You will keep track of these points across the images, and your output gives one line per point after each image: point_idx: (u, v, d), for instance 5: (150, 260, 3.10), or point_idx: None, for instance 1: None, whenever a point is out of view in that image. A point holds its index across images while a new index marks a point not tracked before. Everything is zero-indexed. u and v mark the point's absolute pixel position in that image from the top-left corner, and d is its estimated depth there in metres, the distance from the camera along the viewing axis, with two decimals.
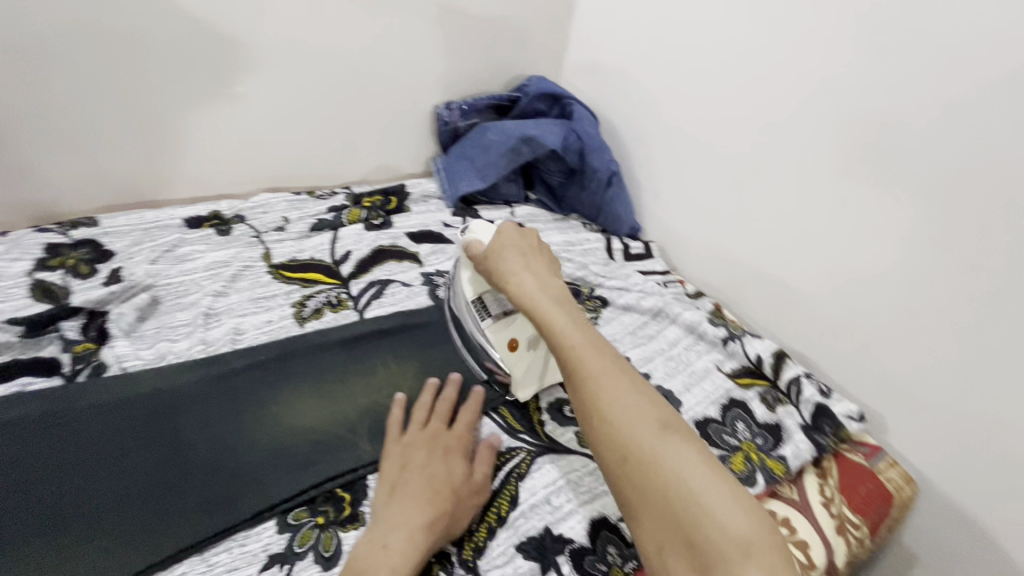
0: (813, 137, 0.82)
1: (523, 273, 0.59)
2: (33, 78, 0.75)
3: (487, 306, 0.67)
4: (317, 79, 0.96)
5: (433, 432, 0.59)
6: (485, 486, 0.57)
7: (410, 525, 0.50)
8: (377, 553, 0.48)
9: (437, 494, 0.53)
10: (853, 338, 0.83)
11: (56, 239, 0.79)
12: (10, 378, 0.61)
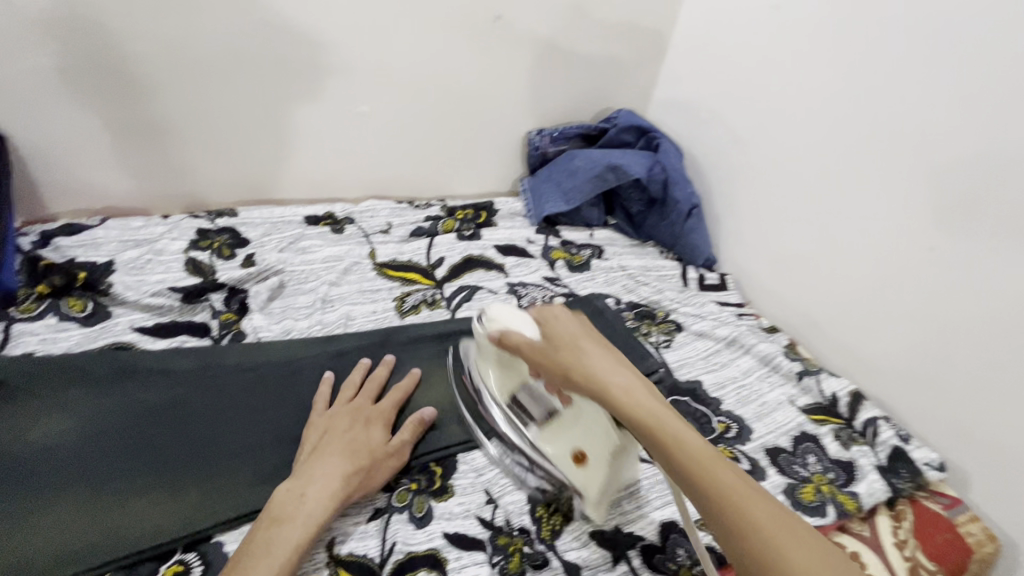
0: (905, 183, 0.83)
1: (586, 353, 0.52)
2: (205, 90, 0.91)
3: (527, 408, 0.60)
4: (428, 102, 1.08)
5: (357, 402, 0.61)
6: (404, 450, 0.59)
7: (326, 476, 0.52)
8: (294, 501, 0.50)
9: (356, 451, 0.55)
10: (937, 387, 0.83)
11: (205, 225, 0.93)
12: (172, 335, 0.74)
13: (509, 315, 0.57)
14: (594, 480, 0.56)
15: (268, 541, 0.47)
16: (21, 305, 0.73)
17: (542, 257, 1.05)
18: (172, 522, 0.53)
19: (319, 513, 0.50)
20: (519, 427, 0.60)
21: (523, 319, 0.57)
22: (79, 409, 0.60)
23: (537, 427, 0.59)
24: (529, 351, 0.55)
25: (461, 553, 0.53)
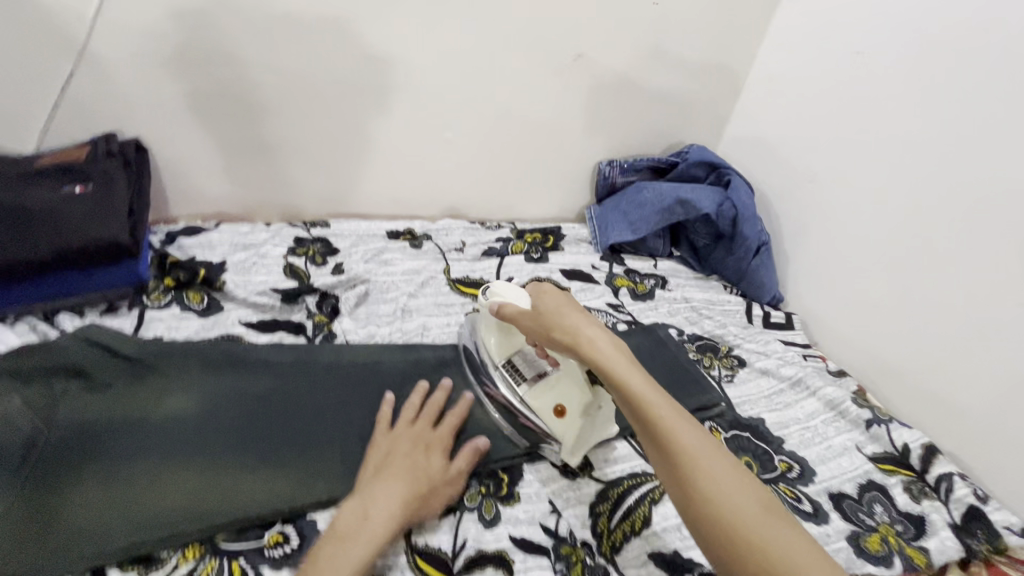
0: (999, 234, 0.83)
1: (566, 314, 0.61)
2: (315, 113, 1.02)
3: (521, 370, 0.68)
4: (508, 130, 1.15)
5: (417, 427, 0.63)
6: (460, 480, 0.60)
7: (388, 501, 0.54)
8: (358, 521, 0.52)
9: (416, 478, 0.57)
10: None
11: (302, 234, 1.03)
12: (273, 331, 0.83)
13: (511, 290, 0.68)
14: (570, 428, 0.64)
15: (333, 558, 0.49)
16: (151, 293, 0.84)
17: (606, 283, 1.08)
18: (276, 495, 0.59)
19: (379, 537, 0.52)
20: (510, 384, 0.68)
21: (520, 293, 0.68)
22: (196, 387, 0.67)
23: (526, 384, 0.67)
24: (521, 320, 0.64)
25: (526, 557, 0.57)
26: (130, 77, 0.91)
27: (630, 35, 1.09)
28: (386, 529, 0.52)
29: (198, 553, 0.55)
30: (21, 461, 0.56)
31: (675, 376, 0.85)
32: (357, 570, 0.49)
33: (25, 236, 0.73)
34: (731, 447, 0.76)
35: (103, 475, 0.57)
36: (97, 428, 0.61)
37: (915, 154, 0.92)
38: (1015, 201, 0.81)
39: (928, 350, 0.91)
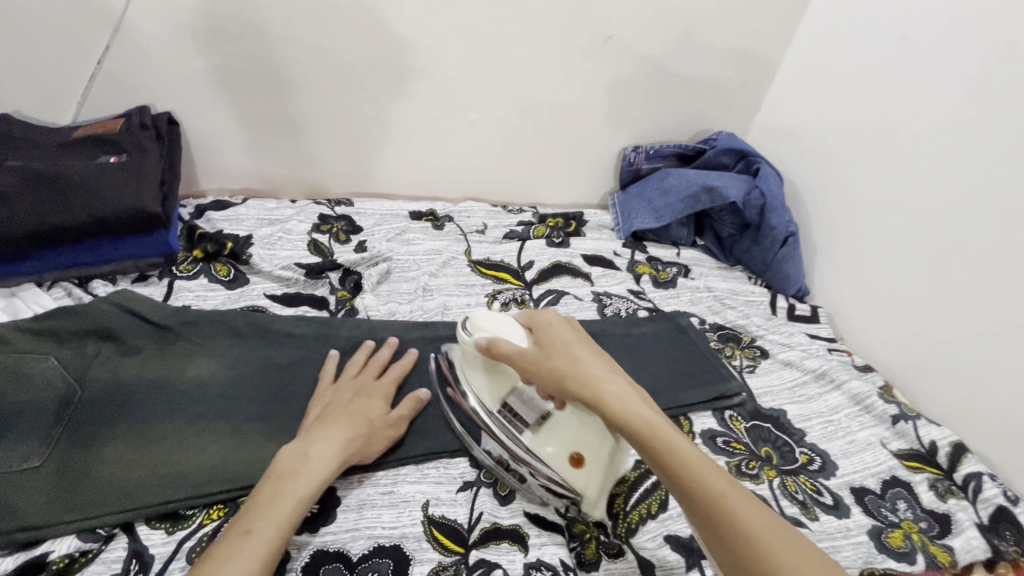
0: None
1: (580, 355, 0.55)
2: (340, 91, 1.02)
3: (520, 414, 0.59)
4: (532, 113, 1.14)
5: (359, 378, 0.65)
6: (401, 425, 0.62)
7: (330, 440, 0.56)
8: (298, 458, 0.53)
9: (359, 422, 0.59)
10: None
11: (326, 211, 1.04)
12: (297, 305, 0.84)
13: (498, 324, 0.59)
14: (593, 481, 0.56)
15: (273, 493, 0.50)
16: (180, 265, 0.85)
17: (628, 270, 1.07)
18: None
19: (321, 473, 0.53)
20: (512, 433, 0.58)
21: (509, 327, 0.59)
22: (222, 356, 0.69)
23: (531, 431, 0.58)
24: (523, 362, 0.56)
25: (541, 532, 0.56)
26: (160, 51, 0.92)
27: (659, 17, 1.06)
28: (327, 465, 0.54)
29: (222, 514, 0.56)
30: (57, 417, 0.58)
31: (695, 364, 0.84)
32: (297, 502, 0.50)
33: (62, 202, 0.75)
34: (751, 437, 0.75)
35: (132, 434, 0.58)
36: (128, 390, 0.62)
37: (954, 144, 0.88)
38: None
39: (961, 349, 0.88)
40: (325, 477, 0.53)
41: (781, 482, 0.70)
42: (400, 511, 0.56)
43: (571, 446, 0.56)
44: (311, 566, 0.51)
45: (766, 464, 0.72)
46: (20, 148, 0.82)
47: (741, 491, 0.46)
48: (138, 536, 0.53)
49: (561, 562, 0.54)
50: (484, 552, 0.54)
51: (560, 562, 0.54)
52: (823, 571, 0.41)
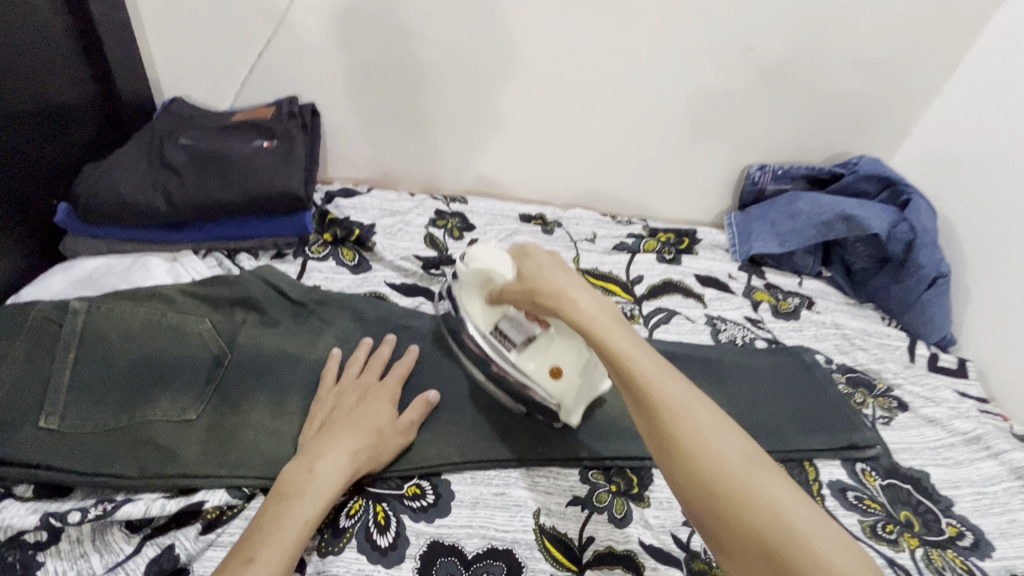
0: None
1: (554, 277, 0.55)
2: (470, 92, 1.05)
3: (508, 336, 0.64)
4: (656, 125, 1.10)
5: (362, 380, 0.63)
6: (411, 430, 0.60)
7: (336, 454, 0.54)
8: (302, 475, 0.52)
9: (365, 431, 0.56)
10: None
11: (442, 207, 1.06)
12: (415, 296, 0.86)
13: (490, 254, 0.62)
14: (569, 391, 0.60)
15: (278, 515, 0.49)
16: (312, 246, 0.90)
17: (744, 295, 1.01)
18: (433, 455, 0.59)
19: (328, 488, 0.51)
20: (500, 352, 0.63)
21: (499, 255, 0.62)
22: (348, 339, 0.72)
23: (516, 350, 0.63)
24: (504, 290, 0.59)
25: (658, 565, 0.54)
26: (312, 47, 0.99)
27: (808, 29, 0.99)
28: (335, 480, 0.52)
29: (348, 490, 0.56)
30: (209, 377, 0.63)
31: (824, 406, 0.77)
32: (304, 525, 0.49)
33: (225, 182, 0.83)
34: (889, 496, 0.68)
35: (271, 401, 0.63)
36: (266, 359, 0.66)
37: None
38: None
39: None
40: (333, 491, 0.51)
41: (925, 553, 0.62)
42: (512, 515, 0.56)
43: (550, 361, 0.62)
44: (427, 556, 0.52)
45: (906, 531, 0.64)
46: (187, 128, 0.90)
47: (705, 411, 0.45)
48: None
49: None
50: (599, 574, 0.52)
51: None
52: (751, 465, 0.42)
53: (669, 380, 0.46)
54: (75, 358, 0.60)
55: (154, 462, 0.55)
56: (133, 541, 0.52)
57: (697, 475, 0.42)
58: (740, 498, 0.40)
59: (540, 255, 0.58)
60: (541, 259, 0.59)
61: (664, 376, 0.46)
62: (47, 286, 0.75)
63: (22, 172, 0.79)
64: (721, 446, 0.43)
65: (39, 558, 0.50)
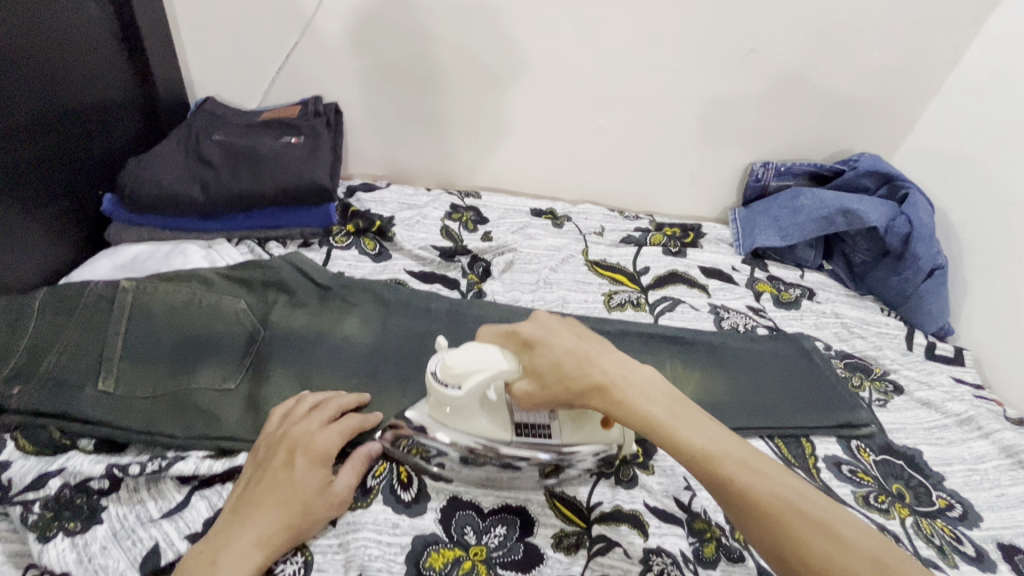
0: None
1: (600, 367, 0.53)
2: (484, 92, 1.10)
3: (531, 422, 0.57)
4: (663, 124, 1.15)
5: (300, 428, 0.56)
6: (345, 502, 0.54)
7: (246, 541, 0.49)
8: (201, 567, 0.47)
9: (285, 507, 0.51)
10: None
11: (457, 201, 1.12)
12: (432, 283, 0.91)
13: (473, 363, 0.54)
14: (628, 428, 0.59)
15: None
16: (335, 236, 0.96)
17: (747, 286, 1.05)
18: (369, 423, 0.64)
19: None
20: (540, 444, 0.57)
21: (478, 353, 0.54)
22: (371, 321, 0.77)
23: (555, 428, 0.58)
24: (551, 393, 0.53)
25: (661, 523, 0.57)
26: (337, 50, 1.05)
27: (811, 29, 1.03)
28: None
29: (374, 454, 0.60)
30: (246, 350, 0.68)
31: (823, 389, 0.81)
32: None
33: (256, 175, 0.88)
34: (881, 471, 0.72)
35: (301, 375, 0.68)
36: (296, 337, 0.72)
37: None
38: None
39: None
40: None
41: (914, 522, 0.66)
42: (525, 479, 0.60)
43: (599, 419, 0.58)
44: (446, 510, 0.56)
45: (898, 502, 0.68)
46: (221, 125, 0.97)
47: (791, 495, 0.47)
48: None
49: (681, 552, 0.54)
50: (607, 529, 0.56)
51: (680, 553, 0.55)
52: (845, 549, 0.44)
53: (763, 476, 0.48)
54: (126, 328, 0.65)
55: (199, 425, 0.61)
56: (183, 491, 0.57)
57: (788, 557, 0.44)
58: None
59: (564, 342, 0.55)
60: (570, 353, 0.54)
61: (751, 464, 0.48)
62: (94, 270, 0.82)
63: (72, 163, 0.85)
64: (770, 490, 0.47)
65: (102, 502, 0.55)
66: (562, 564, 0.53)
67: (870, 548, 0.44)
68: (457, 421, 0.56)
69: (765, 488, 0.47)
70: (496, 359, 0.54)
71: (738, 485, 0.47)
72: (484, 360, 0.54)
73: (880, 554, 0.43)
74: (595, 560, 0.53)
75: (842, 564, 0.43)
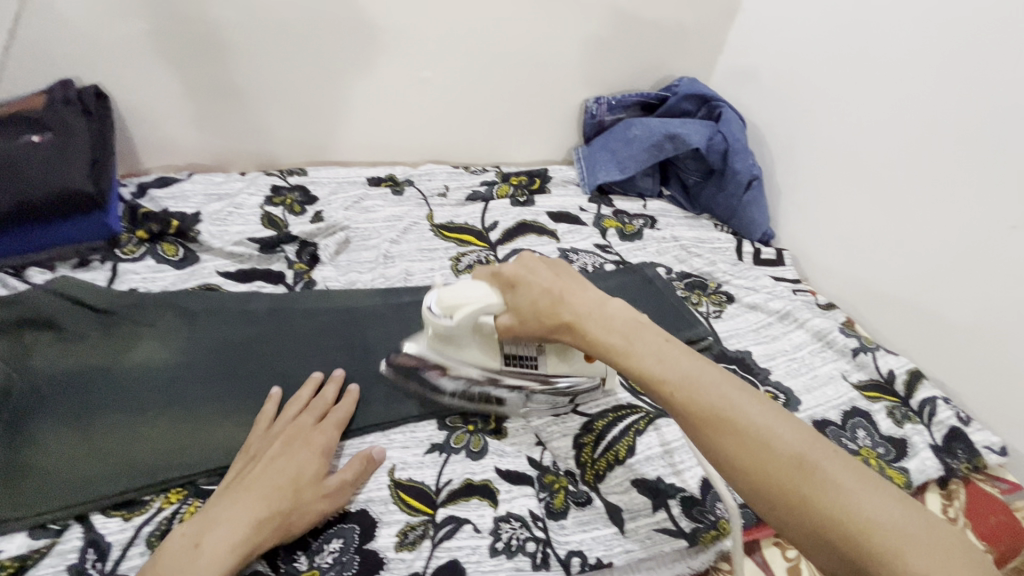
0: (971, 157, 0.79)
1: (570, 302, 0.52)
2: (280, 51, 0.96)
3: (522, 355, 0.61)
4: (487, 69, 1.09)
5: (293, 425, 0.56)
6: (341, 493, 0.52)
7: (232, 523, 0.46)
8: (185, 552, 0.44)
9: (279, 491, 0.49)
10: (988, 371, 0.79)
11: (279, 182, 0.99)
12: (252, 280, 0.81)
13: (465, 296, 0.56)
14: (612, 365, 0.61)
15: None
16: (124, 247, 0.81)
17: (594, 224, 1.06)
18: (152, 460, 0.56)
19: (213, 569, 0.44)
20: (526, 373, 0.61)
21: (472, 287, 0.56)
22: (172, 338, 0.66)
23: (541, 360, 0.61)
24: (532, 325, 0.53)
25: (511, 486, 0.56)
26: (71, 14, 0.84)
27: None
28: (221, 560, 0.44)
29: (181, 496, 0.55)
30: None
31: (662, 312, 0.84)
32: None
33: None
34: None
35: (75, 425, 0.57)
36: (66, 380, 0.60)
37: (924, 63, 0.84)
38: (993, 123, 0.76)
39: (903, 283, 0.89)
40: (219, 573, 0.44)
41: None
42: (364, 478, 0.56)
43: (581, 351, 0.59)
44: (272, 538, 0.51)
45: None
46: None
47: (765, 406, 0.44)
48: (93, 526, 0.52)
49: (530, 512, 0.54)
50: (454, 509, 0.54)
51: (529, 513, 0.54)
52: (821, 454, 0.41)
53: (716, 388, 0.45)
54: None
55: None
56: None
57: (755, 471, 0.41)
58: (821, 505, 0.39)
59: (542, 278, 0.53)
60: (544, 283, 0.53)
61: (700, 376, 0.45)
62: None
63: None
64: (732, 403, 0.43)
65: None
66: (406, 562, 0.50)
67: (802, 453, 0.41)
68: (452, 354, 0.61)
69: (713, 398, 0.44)
70: (484, 293, 0.55)
71: (682, 398, 0.45)
72: (474, 295, 0.56)
73: (813, 458, 0.40)
74: (441, 546, 0.51)
75: (771, 466, 0.40)
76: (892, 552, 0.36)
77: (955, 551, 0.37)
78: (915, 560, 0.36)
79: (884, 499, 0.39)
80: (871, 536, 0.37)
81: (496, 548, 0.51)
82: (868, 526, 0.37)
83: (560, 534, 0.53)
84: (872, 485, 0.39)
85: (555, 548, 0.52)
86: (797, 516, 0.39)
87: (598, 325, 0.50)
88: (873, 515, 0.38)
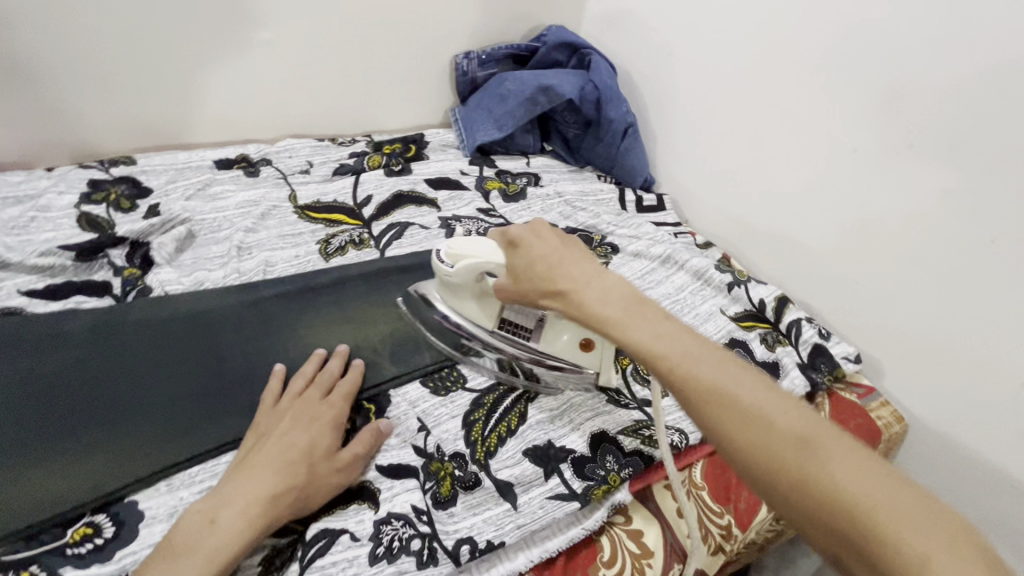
0: (814, 89, 0.83)
1: (564, 269, 0.49)
2: (73, 18, 0.77)
3: (521, 325, 0.62)
4: (340, 26, 0.97)
5: (299, 403, 0.54)
6: (354, 466, 0.51)
7: (246, 498, 0.46)
8: (202, 529, 0.44)
9: (291, 466, 0.48)
10: (843, 288, 0.85)
11: (98, 175, 0.84)
12: (68, 297, 0.68)
13: (475, 247, 0.58)
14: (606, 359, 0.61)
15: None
16: None
17: (476, 188, 1.01)
18: None
19: (229, 545, 0.43)
20: (519, 342, 0.62)
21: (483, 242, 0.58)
22: None
23: (535, 337, 0.61)
24: (524, 291, 0.53)
25: (393, 483, 0.53)
26: None
27: None
28: (237, 537, 0.43)
29: None
30: None
31: None
32: None
33: None
34: None
35: None
36: None
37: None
38: (829, 54, 0.80)
39: (769, 215, 0.93)
40: (236, 549, 0.43)
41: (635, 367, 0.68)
42: None
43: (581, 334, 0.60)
44: None
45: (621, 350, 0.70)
46: None
47: (762, 382, 0.39)
48: None
49: (412, 508, 0.50)
50: (328, 522, 0.49)
51: (411, 509, 0.50)
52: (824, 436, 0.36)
53: (706, 362, 0.40)
54: None
55: None
56: None
57: (747, 448, 0.36)
58: (821, 487, 0.34)
59: (546, 243, 0.52)
60: (542, 250, 0.51)
61: (691, 350, 0.41)
62: None
63: None
64: (725, 377, 0.39)
65: None
66: None
67: (805, 430, 0.36)
68: (457, 305, 0.63)
69: (706, 371, 0.40)
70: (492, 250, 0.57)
71: (675, 370, 0.40)
72: (484, 248, 0.58)
73: (815, 436, 0.35)
74: (312, 565, 0.46)
75: (765, 441, 0.36)
76: (892, 532, 0.31)
77: (977, 543, 0.31)
78: (916, 540, 0.31)
79: (894, 485, 0.33)
80: (876, 517, 0.32)
81: (376, 554, 0.47)
82: (870, 506, 0.32)
83: (448, 523, 0.50)
84: (877, 466, 0.34)
85: (441, 540, 0.49)
86: (793, 499, 0.35)
87: (587, 294, 0.47)
88: (878, 499, 0.32)
